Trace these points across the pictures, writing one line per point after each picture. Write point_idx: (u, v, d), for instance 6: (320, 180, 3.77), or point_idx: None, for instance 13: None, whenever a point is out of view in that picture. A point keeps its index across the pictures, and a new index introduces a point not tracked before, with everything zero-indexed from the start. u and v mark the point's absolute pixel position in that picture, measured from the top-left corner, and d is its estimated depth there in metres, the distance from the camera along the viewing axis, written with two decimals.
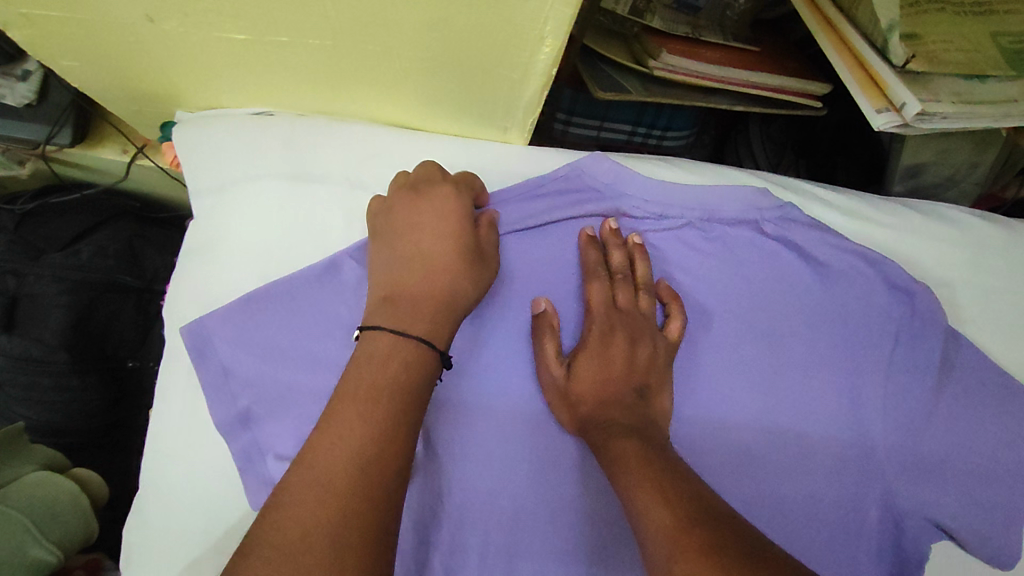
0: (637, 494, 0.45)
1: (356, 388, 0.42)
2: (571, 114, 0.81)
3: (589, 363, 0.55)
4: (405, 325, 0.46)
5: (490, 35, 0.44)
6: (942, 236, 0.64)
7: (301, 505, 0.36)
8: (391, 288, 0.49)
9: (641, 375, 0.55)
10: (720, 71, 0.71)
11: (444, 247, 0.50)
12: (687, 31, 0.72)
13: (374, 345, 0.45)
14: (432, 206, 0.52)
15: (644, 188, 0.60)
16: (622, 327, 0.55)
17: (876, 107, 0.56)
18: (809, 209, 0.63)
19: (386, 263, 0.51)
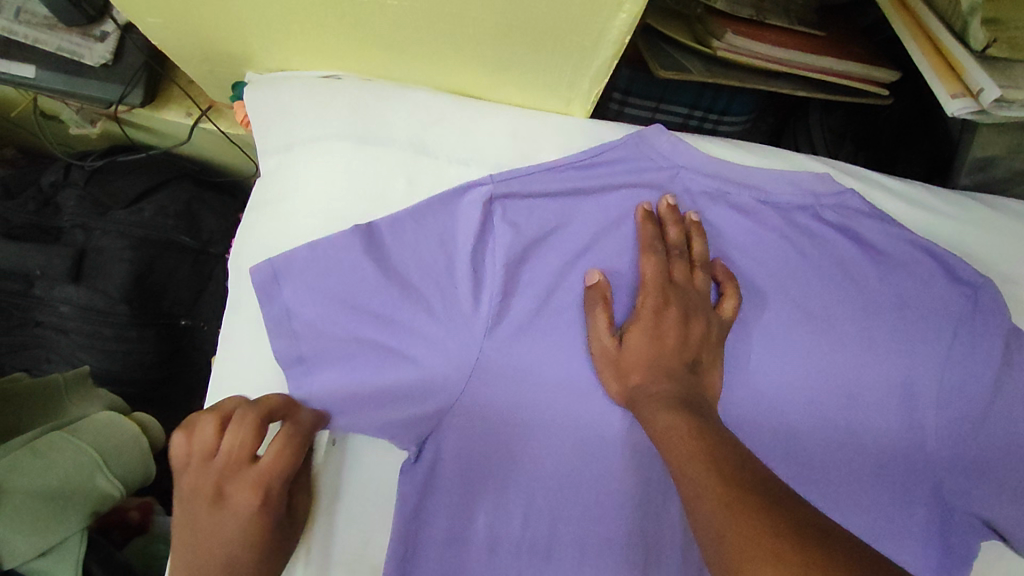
0: (688, 465, 0.46)
1: (208, 547, 0.50)
2: (628, 94, 0.81)
3: (640, 336, 0.55)
4: (223, 551, 0.50)
5: (568, 1, 0.44)
6: (1008, 229, 0.62)
7: None
8: (190, 539, 0.51)
9: (693, 351, 0.55)
10: (784, 54, 0.70)
11: (223, 540, 0.50)
12: (751, 13, 0.70)
13: (222, 544, 0.50)
14: (228, 495, 0.50)
15: (703, 162, 0.59)
16: (676, 302, 0.55)
17: (951, 92, 0.55)
18: (872, 195, 0.62)
19: (195, 527, 0.51)
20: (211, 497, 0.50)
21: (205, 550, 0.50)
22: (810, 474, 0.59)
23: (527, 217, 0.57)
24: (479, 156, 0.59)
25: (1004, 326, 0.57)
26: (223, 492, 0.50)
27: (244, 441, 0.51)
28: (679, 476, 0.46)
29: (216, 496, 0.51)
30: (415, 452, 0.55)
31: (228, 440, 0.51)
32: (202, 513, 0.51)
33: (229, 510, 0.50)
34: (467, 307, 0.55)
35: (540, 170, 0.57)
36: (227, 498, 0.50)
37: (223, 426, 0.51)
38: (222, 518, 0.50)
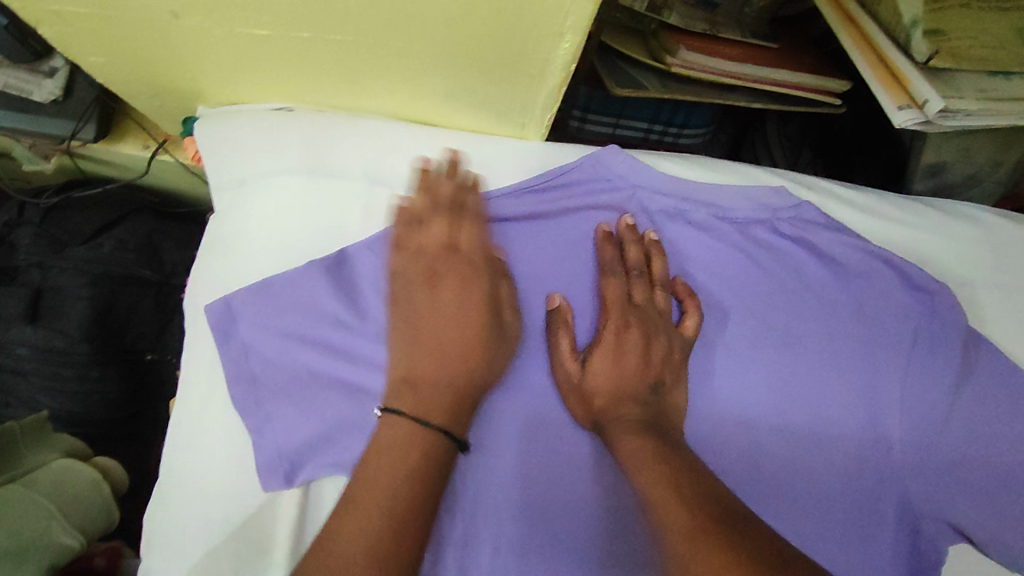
0: (653, 488, 0.46)
1: (432, 335, 0.52)
2: (587, 110, 0.81)
3: (604, 360, 0.55)
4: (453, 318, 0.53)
5: (510, 32, 0.44)
6: (959, 233, 0.63)
7: (387, 450, 0.47)
8: (410, 331, 0.53)
9: (657, 371, 0.55)
10: (739, 68, 0.70)
11: (450, 309, 0.53)
12: (706, 28, 0.72)
13: (429, 319, 0.53)
14: (442, 267, 0.54)
15: (659, 181, 0.60)
16: (638, 324, 0.55)
17: (898, 104, 0.55)
18: (827, 207, 0.62)
19: (427, 297, 0.53)
20: (427, 280, 0.54)
21: (423, 321, 0.53)
22: (782, 491, 0.58)
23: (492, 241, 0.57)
24: None
25: (961, 330, 0.57)
26: (436, 274, 0.54)
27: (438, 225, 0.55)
28: (644, 501, 0.46)
29: (432, 277, 0.54)
30: None
31: (430, 237, 0.55)
32: (438, 295, 0.53)
33: (456, 287, 0.54)
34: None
35: (497, 196, 0.58)
36: (442, 288, 0.54)
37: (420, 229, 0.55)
38: (448, 296, 0.54)
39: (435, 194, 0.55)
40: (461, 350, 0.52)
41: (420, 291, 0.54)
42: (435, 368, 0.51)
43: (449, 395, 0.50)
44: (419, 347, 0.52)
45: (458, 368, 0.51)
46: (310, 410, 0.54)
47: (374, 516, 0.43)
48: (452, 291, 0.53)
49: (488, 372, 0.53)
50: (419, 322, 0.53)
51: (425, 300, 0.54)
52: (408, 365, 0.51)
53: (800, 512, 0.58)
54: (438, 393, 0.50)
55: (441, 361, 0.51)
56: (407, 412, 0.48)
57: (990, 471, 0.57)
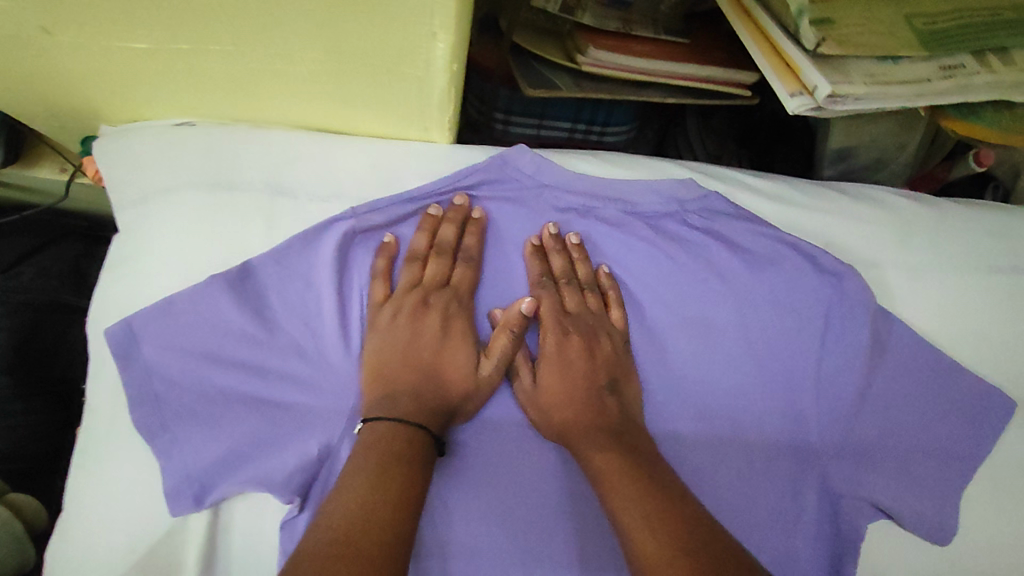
0: (619, 501, 0.48)
1: (400, 356, 0.55)
2: (510, 113, 0.81)
3: (554, 371, 0.57)
4: (429, 340, 0.56)
5: (388, 35, 0.43)
6: (867, 216, 0.64)
7: (369, 452, 0.49)
8: (381, 360, 0.55)
9: (605, 372, 0.57)
10: (648, 63, 0.71)
11: (421, 330, 0.56)
12: (618, 26, 0.73)
13: (401, 342, 0.55)
14: (434, 298, 0.57)
15: (568, 179, 0.60)
16: (576, 330, 0.58)
17: (790, 91, 0.55)
18: (737, 197, 0.63)
19: (394, 325, 0.56)
20: (417, 304, 0.56)
21: (396, 347, 0.55)
22: (705, 482, 0.58)
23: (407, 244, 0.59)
24: (339, 191, 0.58)
25: (869, 308, 0.58)
26: (428, 302, 0.57)
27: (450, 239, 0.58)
28: (612, 511, 0.49)
29: (422, 303, 0.56)
30: (297, 504, 0.52)
31: (431, 269, 0.58)
32: (400, 320, 0.56)
33: (438, 315, 0.57)
34: (339, 343, 0.56)
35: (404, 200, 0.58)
36: (428, 312, 0.56)
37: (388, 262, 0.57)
38: (456, 322, 0.57)
39: (442, 237, 0.58)
40: (440, 371, 0.55)
41: (393, 318, 0.56)
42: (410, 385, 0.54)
43: (429, 409, 0.53)
44: (390, 368, 0.55)
45: (432, 390, 0.54)
46: (221, 429, 0.53)
47: (365, 507, 0.44)
48: (437, 314, 0.57)
49: (461, 389, 0.55)
50: (392, 347, 0.55)
51: (392, 329, 0.56)
52: (385, 386, 0.54)
53: (724, 501, 0.58)
54: (414, 405, 0.53)
55: (414, 382, 0.54)
56: (389, 416, 0.51)
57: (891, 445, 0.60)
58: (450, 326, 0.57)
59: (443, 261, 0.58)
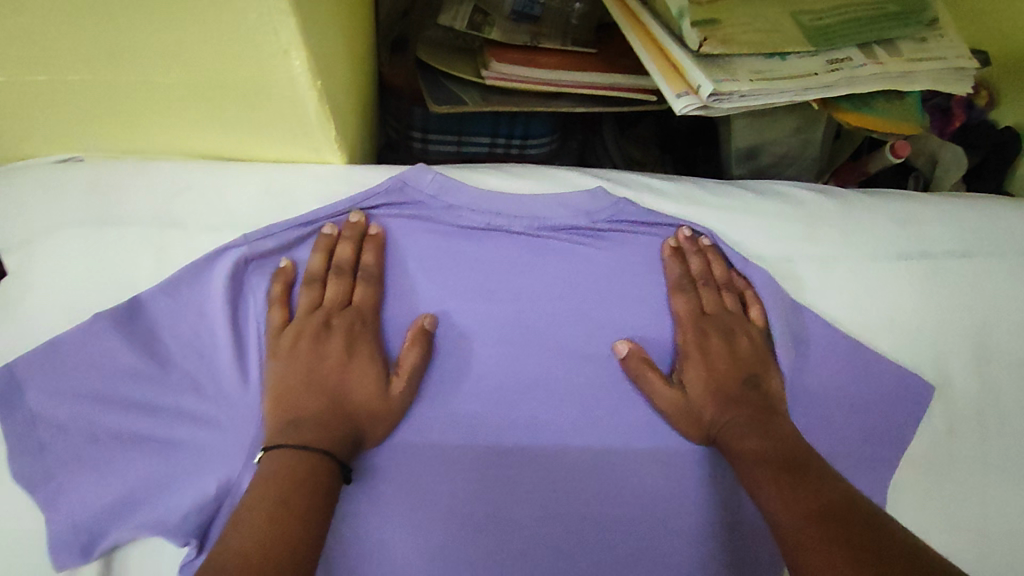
0: (774, 494, 0.50)
1: (299, 382, 0.52)
2: (427, 130, 0.81)
3: (697, 372, 0.59)
4: (334, 363, 0.54)
5: (243, 57, 0.42)
6: (777, 214, 0.64)
7: (265, 484, 0.46)
8: (281, 388, 0.52)
9: (745, 368, 0.59)
10: (549, 76, 0.72)
11: (324, 352, 0.54)
12: (526, 39, 0.75)
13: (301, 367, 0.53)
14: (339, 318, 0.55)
15: (472, 197, 0.59)
16: (716, 329, 0.60)
17: (675, 91, 0.55)
18: (645, 202, 0.62)
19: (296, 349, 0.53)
20: (319, 327, 0.54)
21: (297, 372, 0.53)
22: (625, 489, 0.58)
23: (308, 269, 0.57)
24: (233, 220, 0.57)
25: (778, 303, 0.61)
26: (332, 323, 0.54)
27: (348, 260, 0.56)
28: (762, 500, 0.51)
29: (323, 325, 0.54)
30: (195, 546, 0.50)
31: (331, 291, 0.56)
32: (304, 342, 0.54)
33: (343, 335, 0.54)
34: (235, 376, 0.54)
35: (300, 226, 0.57)
36: (331, 334, 0.54)
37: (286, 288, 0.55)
38: (363, 340, 0.55)
39: (339, 258, 0.56)
40: (347, 393, 0.53)
41: (291, 342, 0.54)
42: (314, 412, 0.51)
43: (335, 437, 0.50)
44: (291, 395, 0.52)
45: (338, 416, 0.52)
46: (110, 474, 0.51)
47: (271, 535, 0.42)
48: (341, 336, 0.54)
49: (367, 413, 0.53)
50: (293, 373, 0.52)
51: (293, 354, 0.53)
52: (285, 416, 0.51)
53: (645, 507, 0.58)
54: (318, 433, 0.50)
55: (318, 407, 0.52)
56: (290, 445, 0.48)
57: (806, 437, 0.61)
58: (355, 346, 0.55)
59: (343, 282, 0.56)
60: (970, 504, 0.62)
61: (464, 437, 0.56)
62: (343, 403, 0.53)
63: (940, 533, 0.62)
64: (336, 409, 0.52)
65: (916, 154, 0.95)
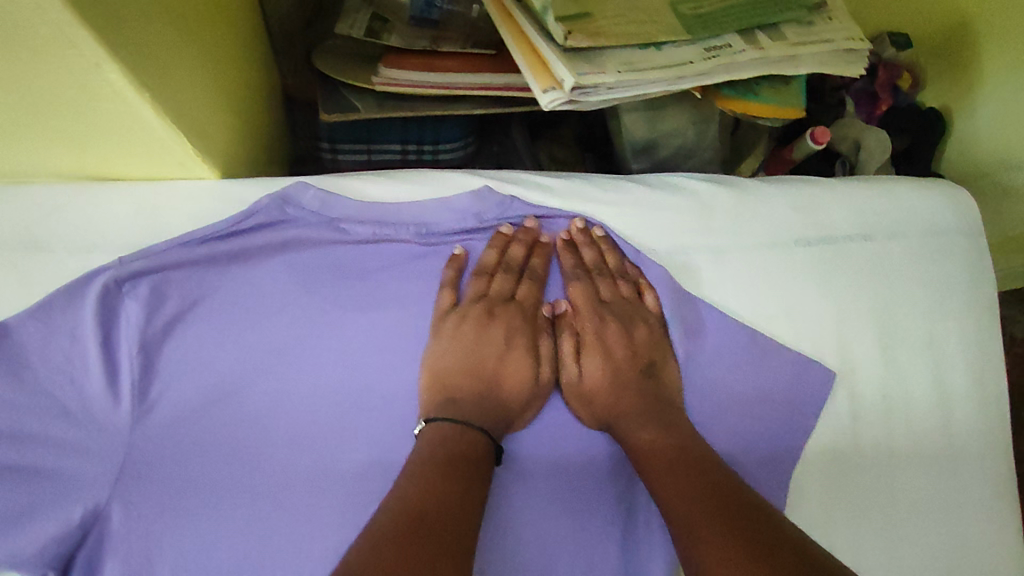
0: (666, 486, 0.51)
1: (443, 369, 0.56)
2: (334, 141, 0.80)
3: (596, 362, 0.60)
4: (491, 352, 0.57)
5: (56, 76, 0.41)
6: (670, 208, 0.63)
7: (428, 490, 0.47)
8: (442, 377, 0.56)
9: (644, 356, 0.60)
10: (458, 80, 0.72)
11: (457, 343, 0.57)
12: (426, 44, 0.73)
13: (444, 357, 0.56)
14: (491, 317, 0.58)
15: (355, 209, 0.57)
16: (614, 317, 0.60)
17: (542, 86, 0.54)
18: (534, 199, 0.61)
19: (444, 343, 0.57)
20: (456, 315, 0.58)
21: (437, 361, 0.56)
22: (517, 500, 0.56)
23: (183, 288, 0.55)
24: (102, 239, 0.55)
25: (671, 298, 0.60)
26: (495, 312, 0.58)
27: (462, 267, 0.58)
28: (653, 489, 0.52)
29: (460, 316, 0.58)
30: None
31: (497, 284, 0.58)
32: (438, 344, 0.57)
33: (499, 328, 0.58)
34: (105, 399, 0.52)
35: (176, 245, 0.54)
36: (482, 324, 0.57)
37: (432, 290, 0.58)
38: (496, 334, 0.58)
39: (509, 256, 0.59)
40: (471, 379, 0.56)
41: (443, 328, 0.57)
42: (469, 393, 0.56)
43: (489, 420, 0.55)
44: (433, 378, 0.56)
45: (497, 403, 0.56)
46: None
47: (417, 539, 0.43)
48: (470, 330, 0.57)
49: (521, 394, 0.57)
50: (435, 360, 0.56)
51: (441, 342, 0.57)
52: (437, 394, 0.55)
53: (539, 515, 0.56)
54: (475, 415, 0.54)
55: (478, 393, 0.56)
56: (451, 425, 0.53)
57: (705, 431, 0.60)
58: (519, 334, 0.58)
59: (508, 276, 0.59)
60: (874, 487, 0.62)
61: (350, 449, 0.56)
62: (500, 389, 0.56)
63: (846, 519, 0.62)
64: (477, 394, 0.56)
65: (841, 140, 0.95)
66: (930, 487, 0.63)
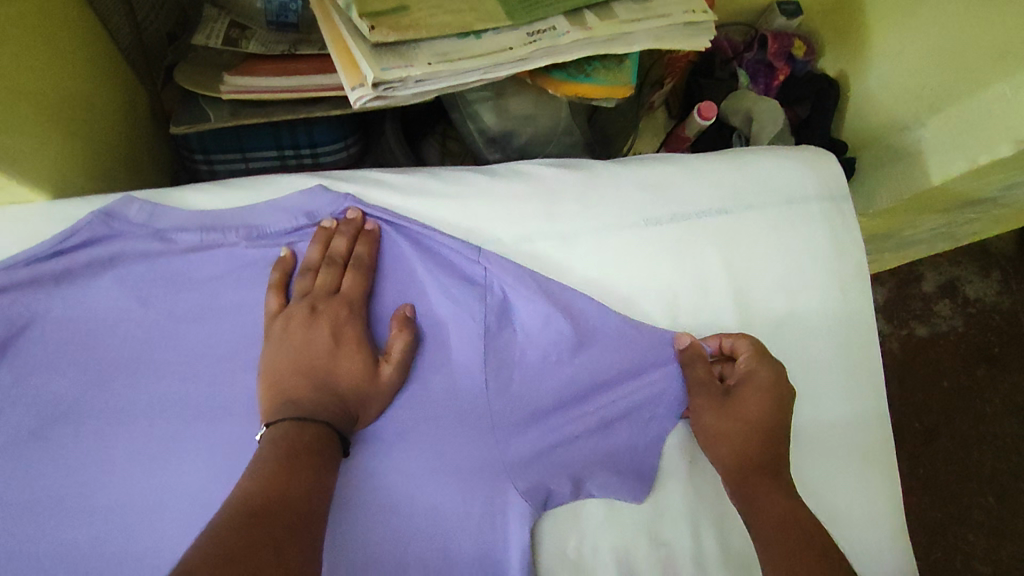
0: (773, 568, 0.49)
1: (271, 375, 0.54)
2: (207, 152, 0.78)
3: (726, 417, 0.57)
4: (317, 347, 0.54)
5: None
6: (514, 194, 0.61)
7: (269, 484, 0.45)
8: (276, 382, 0.54)
9: (775, 427, 0.56)
10: (312, 83, 0.71)
11: (283, 346, 0.54)
12: (286, 48, 0.72)
13: (273, 362, 0.54)
14: (315, 314, 0.55)
15: (183, 218, 0.56)
16: (748, 394, 0.57)
17: (350, 85, 0.54)
18: (371, 195, 0.60)
19: (272, 350, 0.54)
20: (282, 319, 0.55)
21: (270, 368, 0.54)
22: (367, 503, 0.55)
23: (9, 311, 0.53)
24: None
25: (522, 287, 0.58)
26: (317, 309, 0.55)
27: (283, 285, 0.57)
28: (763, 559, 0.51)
29: (287, 320, 0.55)
30: None
31: (321, 279, 0.57)
32: (272, 349, 0.55)
33: (322, 321, 0.55)
34: None
35: None
36: (304, 323, 0.55)
37: (280, 295, 0.56)
38: (324, 330, 0.55)
39: (333, 249, 0.57)
40: (301, 378, 0.54)
41: (275, 331, 0.55)
42: (302, 391, 0.53)
43: (324, 413, 0.52)
44: (267, 385, 0.54)
45: (328, 397, 0.53)
46: None
47: (256, 533, 0.41)
48: (299, 329, 0.55)
49: (357, 384, 0.54)
50: (267, 369, 0.54)
51: (274, 347, 0.55)
52: (270, 401, 0.53)
53: (389, 517, 0.55)
54: (309, 410, 0.52)
55: (304, 392, 0.53)
56: (287, 424, 0.51)
57: (566, 420, 0.59)
58: (344, 326, 0.56)
59: (333, 270, 0.57)
60: None
61: (189, 462, 0.54)
62: (333, 383, 0.54)
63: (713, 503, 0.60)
64: (306, 392, 0.53)
65: (733, 113, 0.93)
66: (804, 464, 0.61)
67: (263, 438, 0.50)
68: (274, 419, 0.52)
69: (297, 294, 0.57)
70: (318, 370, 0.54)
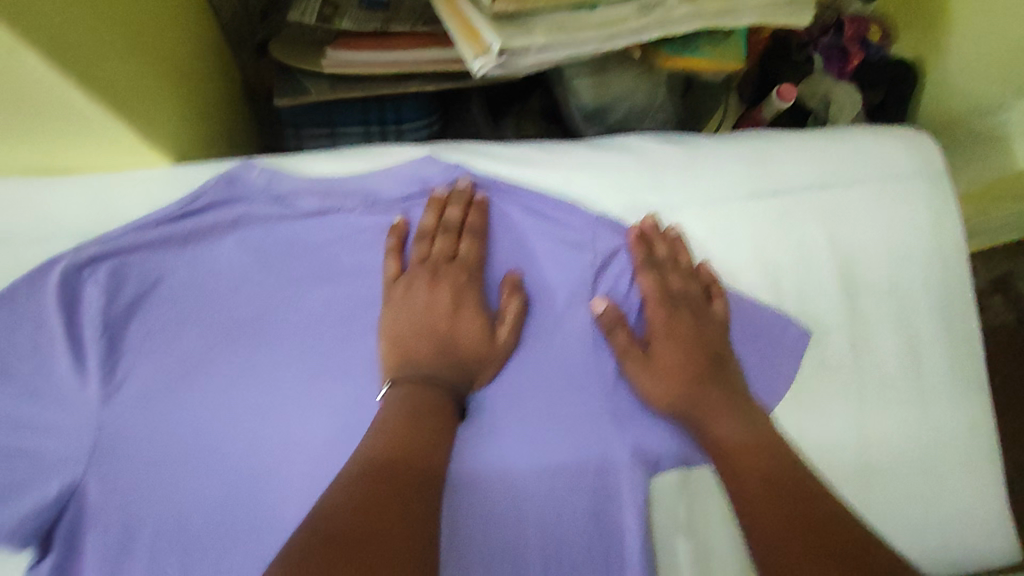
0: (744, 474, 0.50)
1: (389, 333, 0.56)
2: (298, 126, 0.81)
3: (668, 349, 0.57)
4: (435, 309, 0.56)
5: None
6: (621, 167, 0.62)
7: (392, 442, 0.47)
8: (395, 340, 0.55)
9: (713, 350, 0.58)
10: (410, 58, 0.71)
11: (404, 306, 0.57)
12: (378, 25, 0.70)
13: (393, 322, 0.56)
14: (434, 279, 0.57)
15: (302, 184, 0.58)
16: (682, 310, 0.58)
17: (471, 55, 0.55)
18: (481, 166, 0.61)
19: (394, 310, 0.56)
20: (403, 281, 0.57)
21: (389, 327, 0.56)
22: (492, 468, 0.55)
23: (145, 269, 0.55)
24: (59, 227, 0.56)
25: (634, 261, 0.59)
26: (436, 274, 0.57)
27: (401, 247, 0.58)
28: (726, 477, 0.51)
29: (407, 282, 0.57)
30: (42, 550, 0.50)
31: (437, 246, 0.58)
32: (392, 311, 0.57)
33: (439, 286, 0.57)
34: (72, 381, 0.52)
35: (131, 229, 0.55)
36: (422, 285, 0.57)
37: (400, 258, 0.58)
38: (443, 295, 0.57)
39: (449, 216, 0.59)
40: (421, 339, 0.55)
41: (396, 290, 0.57)
42: (422, 352, 0.55)
43: (443, 373, 0.54)
44: (387, 342, 0.56)
45: (446, 362, 0.55)
46: None
47: (386, 498, 0.43)
48: (420, 291, 0.57)
49: (473, 348, 0.56)
50: (386, 327, 0.56)
51: (394, 305, 0.57)
52: (390, 359, 0.55)
53: (515, 484, 0.55)
54: (430, 370, 0.54)
55: (425, 356, 0.55)
56: (407, 385, 0.52)
57: None
58: (461, 291, 0.58)
59: (448, 237, 0.58)
60: (852, 442, 0.60)
61: (314, 420, 0.55)
62: (450, 347, 0.56)
63: (829, 476, 0.59)
64: (425, 352, 0.55)
65: (810, 97, 0.93)
66: (915, 439, 0.61)
67: (387, 395, 0.53)
68: (397, 375, 0.54)
69: (415, 254, 0.58)
70: (436, 331, 0.56)
